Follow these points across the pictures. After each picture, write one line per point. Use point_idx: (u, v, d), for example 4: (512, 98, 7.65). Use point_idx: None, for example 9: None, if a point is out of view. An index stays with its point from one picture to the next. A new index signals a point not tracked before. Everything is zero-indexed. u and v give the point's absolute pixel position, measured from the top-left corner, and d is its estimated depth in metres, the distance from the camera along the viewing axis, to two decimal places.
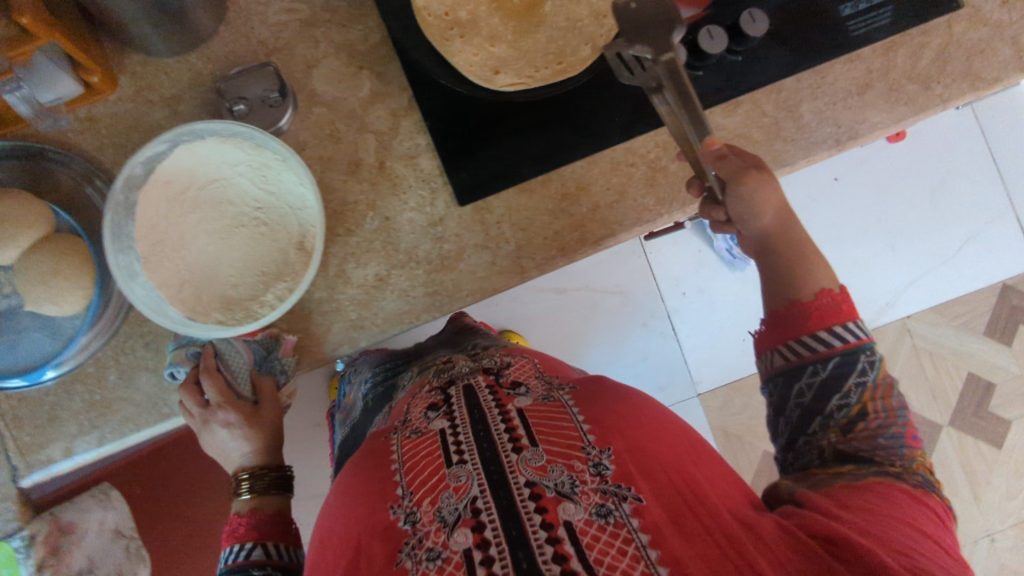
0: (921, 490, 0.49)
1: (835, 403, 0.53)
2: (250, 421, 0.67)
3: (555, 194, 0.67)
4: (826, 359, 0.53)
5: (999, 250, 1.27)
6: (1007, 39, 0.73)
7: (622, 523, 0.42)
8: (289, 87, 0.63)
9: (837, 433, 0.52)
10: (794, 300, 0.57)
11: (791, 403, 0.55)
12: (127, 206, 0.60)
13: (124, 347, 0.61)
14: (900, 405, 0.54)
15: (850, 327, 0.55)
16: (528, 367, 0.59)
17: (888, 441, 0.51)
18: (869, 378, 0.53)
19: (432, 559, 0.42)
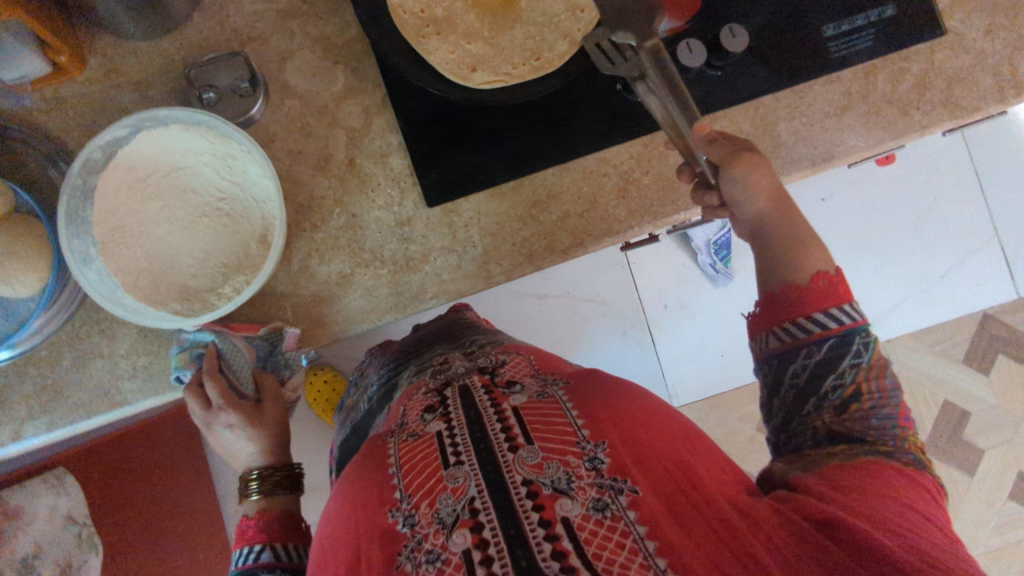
0: (915, 467, 0.45)
1: (829, 383, 0.48)
2: (252, 420, 0.68)
3: (525, 200, 0.66)
4: (821, 341, 0.49)
5: (979, 277, 1.33)
6: (990, 69, 0.72)
7: (619, 516, 0.40)
8: (259, 76, 0.62)
9: (830, 412, 0.48)
10: (790, 281, 0.52)
11: (783, 385, 0.50)
12: (85, 190, 0.58)
13: (81, 333, 0.63)
14: (894, 388, 0.49)
15: (846, 309, 0.50)
16: (524, 365, 0.56)
17: (881, 420, 0.47)
18: (864, 361, 0.49)
19: (430, 561, 0.39)
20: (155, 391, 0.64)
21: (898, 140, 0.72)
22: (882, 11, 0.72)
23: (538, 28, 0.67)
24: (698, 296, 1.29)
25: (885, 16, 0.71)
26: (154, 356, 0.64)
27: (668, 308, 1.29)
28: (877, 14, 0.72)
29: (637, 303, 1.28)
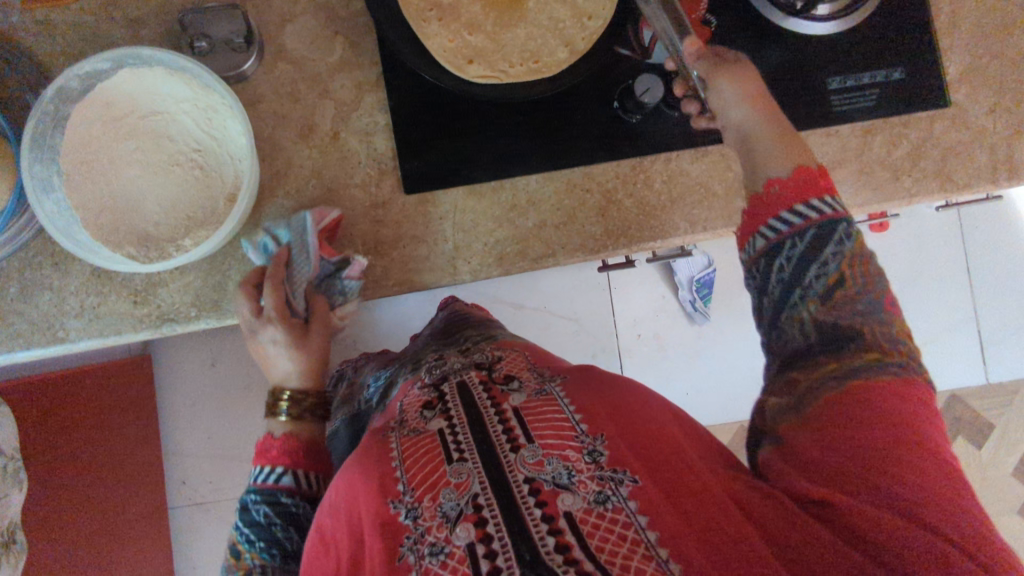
0: (906, 366, 0.44)
1: (813, 273, 0.48)
2: (299, 337, 0.59)
3: (504, 202, 0.66)
4: (803, 232, 0.49)
5: (950, 354, 1.33)
6: (986, 147, 0.72)
7: (620, 507, 0.40)
8: (255, 33, 0.62)
9: (816, 302, 0.47)
10: (775, 176, 0.52)
11: (771, 283, 0.50)
12: (57, 118, 0.57)
13: (30, 262, 0.61)
14: (878, 275, 0.49)
15: (828, 200, 0.50)
16: (520, 360, 0.56)
17: (865, 308, 0.47)
18: (847, 247, 0.48)
19: (434, 554, 0.39)
20: (98, 332, 0.61)
21: (885, 204, 0.72)
22: (889, 74, 0.71)
23: (542, 31, 0.63)
24: (674, 331, 1.28)
25: (892, 79, 0.71)
26: (104, 299, 0.62)
27: (641, 338, 1.28)
28: (884, 76, 0.71)
29: (612, 328, 1.27)
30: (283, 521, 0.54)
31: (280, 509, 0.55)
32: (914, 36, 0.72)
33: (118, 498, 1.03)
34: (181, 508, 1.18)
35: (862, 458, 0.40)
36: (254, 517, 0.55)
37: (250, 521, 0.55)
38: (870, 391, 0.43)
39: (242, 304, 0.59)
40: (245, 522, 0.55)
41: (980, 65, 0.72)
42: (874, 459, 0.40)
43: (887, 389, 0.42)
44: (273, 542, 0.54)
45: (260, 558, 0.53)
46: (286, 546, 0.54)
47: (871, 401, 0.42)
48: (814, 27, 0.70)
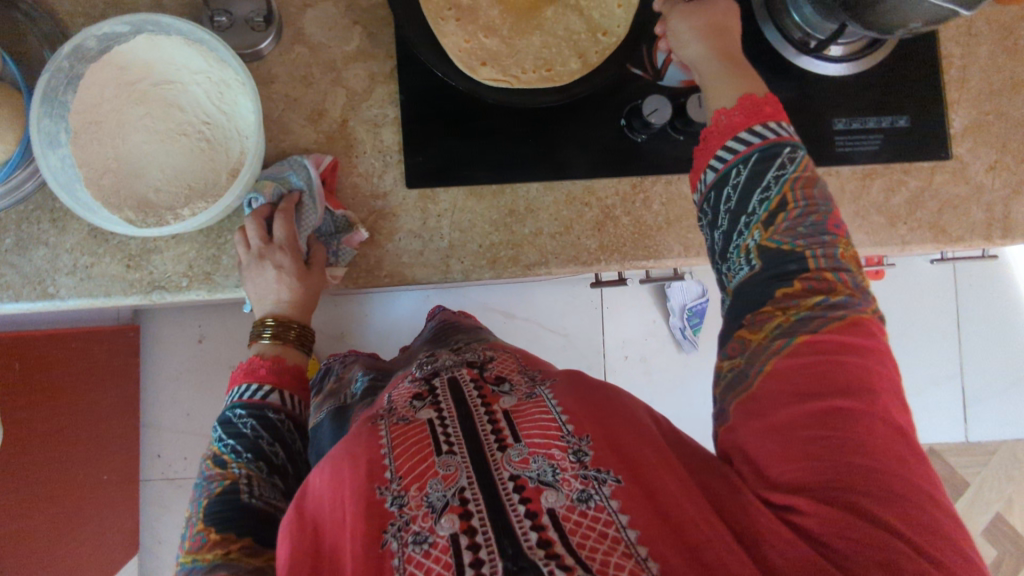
0: (845, 303, 0.46)
1: (756, 201, 0.49)
2: (300, 275, 0.62)
3: (503, 207, 0.67)
4: (747, 158, 0.50)
5: (934, 408, 1.33)
6: (983, 203, 0.73)
7: (602, 506, 0.41)
8: (274, 14, 0.63)
9: (760, 230, 0.48)
10: (721, 107, 0.53)
11: (720, 212, 0.51)
12: (70, 77, 0.58)
13: (28, 216, 0.61)
14: (823, 199, 0.50)
15: (773, 125, 0.51)
16: (511, 361, 0.57)
17: (809, 231, 0.48)
18: (789, 171, 0.50)
19: (417, 542, 0.40)
20: (88, 292, 0.62)
21: (879, 249, 0.72)
22: (894, 121, 0.72)
23: (557, 40, 0.66)
24: (661, 356, 1.28)
25: (896, 126, 0.72)
26: (98, 260, 0.62)
27: (628, 359, 1.27)
28: (889, 122, 0.72)
29: (599, 347, 1.27)
30: (269, 435, 0.59)
31: (267, 423, 0.59)
32: (923, 87, 0.73)
33: (88, 464, 1.02)
34: (151, 481, 1.18)
35: (820, 444, 0.41)
36: (240, 429, 0.58)
37: (235, 433, 0.58)
38: (817, 361, 0.43)
39: (250, 233, 0.61)
40: (230, 434, 0.58)
41: (985, 123, 0.73)
42: (833, 449, 0.41)
43: (834, 355, 0.44)
44: (260, 453, 0.57)
45: (246, 468, 0.56)
46: (270, 458, 0.58)
47: (823, 378, 0.43)
48: (824, 66, 0.71)
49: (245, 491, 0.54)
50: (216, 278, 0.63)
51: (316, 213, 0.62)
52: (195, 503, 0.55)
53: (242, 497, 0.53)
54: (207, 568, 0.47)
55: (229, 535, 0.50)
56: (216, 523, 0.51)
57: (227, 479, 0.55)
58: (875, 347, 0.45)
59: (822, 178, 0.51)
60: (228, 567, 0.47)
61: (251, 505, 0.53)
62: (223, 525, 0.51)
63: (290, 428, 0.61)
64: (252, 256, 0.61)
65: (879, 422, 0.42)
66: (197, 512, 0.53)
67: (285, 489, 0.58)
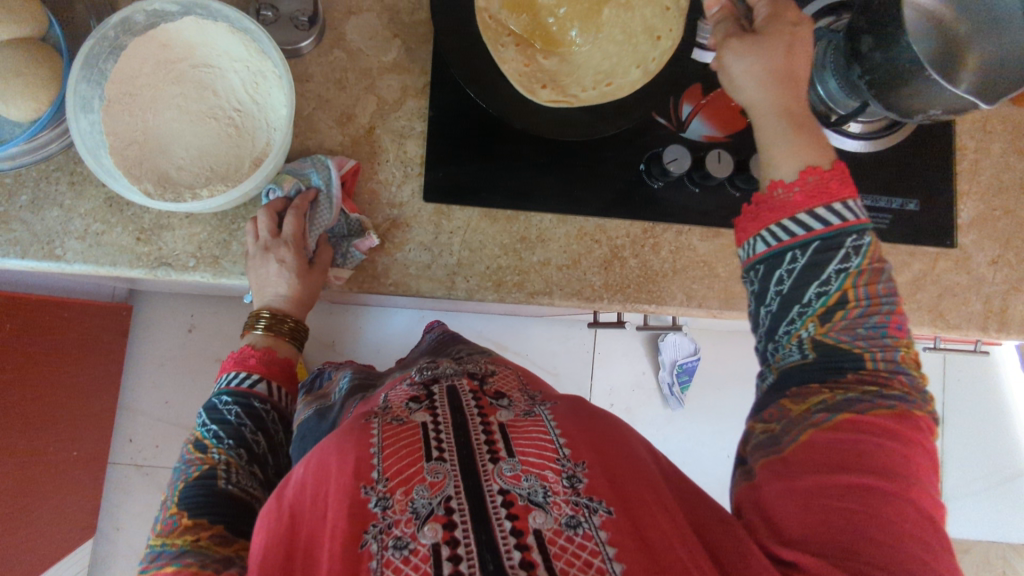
0: (901, 407, 0.47)
1: (813, 291, 0.50)
2: (301, 271, 0.63)
3: (515, 233, 0.67)
4: (806, 244, 0.50)
5: None
6: (981, 295, 0.74)
7: (590, 534, 0.43)
8: (319, 15, 0.64)
9: (815, 323, 0.49)
10: (779, 180, 0.52)
11: (769, 291, 0.52)
12: (113, 46, 0.59)
13: (48, 176, 0.62)
14: (886, 292, 0.50)
15: (838, 207, 0.50)
16: (509, 379, 0.61)
17: (869, 332, 0.49)
18: (852, 264, 0.49)
19: (397, 547, 0.41)
20: (93, 259, 0.62)
21: None
22: (904, 204, 0.74)
23: (617, 48, 0.63)
24: (646, 409, 1.28)
25: (906, 209, 0.74)
26: (109, 229, 0.62)
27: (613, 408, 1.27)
28: (900, 204, 0.74)
29: (586, 392, 1.27)
30: (252, 423, 0.61)
31: (251, 412, 0.61)
32: (936, 174, 0.74)
33: (58, 438, 1.01)
34: (118, 465, 1.16)
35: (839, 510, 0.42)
36: (224, 416, 0.60)
37: (218, 419, 0.60)
38: (856, 438, 0.45)
39: (260, 224, 0.61)
40: (214, 420, 0.60)
41: (992, 217, 0.75)
42: (852, 518, 0.42)
43: (876, 438, 0.45)
44: (241, 441, 0.59)
45: (227, 454, 0.58)
46: (252, 447, 0.60)
47: (859, 456, 0.44)
48: (842, 141, 0.72)
49: (223, 477, 0.56)
50: (224, 262, 0.64)
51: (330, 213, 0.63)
52: (172, 487, 0.56)
53: (219, 483, 0.55)
54: (175, 552, 0.49)
55: (202, 522, 0.52)
56: (189, 508, 0.53)
57: (206, 464, 0.57)
58: (914, 437, 0.46)
59: (888, 268, 0.51)
60: (197, 553, 0.49)
61: (226, 491, 0.55)
62: (196, 511, 0.53)
63: (274, 419, 0.63)
64: (258, 248, 0.62)
65: (902, 502, 0.42)
66: (173, 495, 0.55)
67: (263, 479, 0.60)
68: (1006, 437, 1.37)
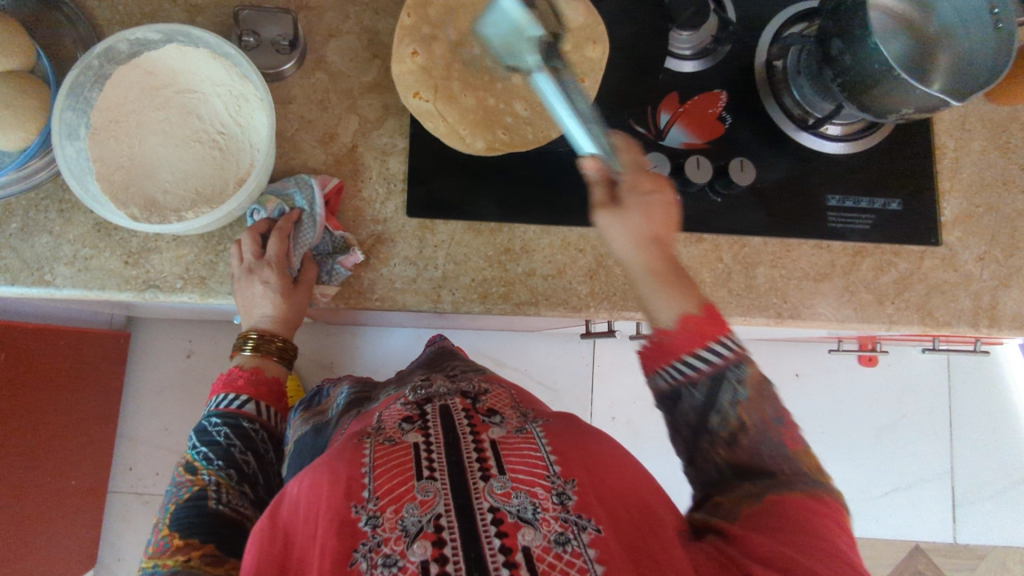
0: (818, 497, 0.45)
1: (715, 425, 0.48)
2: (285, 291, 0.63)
3: (499, 244, 0.68)
4: (697, 384, 0.48)
5: (921, 508, 1.38)
6: (970, 292, 0.73)
7: (578, 552, 0.43)
8: (299, 39, 0.66)
9: (724, 452, 0.48)
10: (658, 326, 0.50)
11: (678, 423, 0.50)
12: (99, 75, 0.61)
13: (38, 203, 0.63)
14: (778, 412, 0.48)
15: (717, 346, 0.48)
16: (502, 396, 0.62)
17: (774, 452, 0.47)
18: (741, 396, 0.48)
19: (387, 564, 0.42)
20: (82, 284, 0.62)
21: (865, 325, 0.72)
22: (886, 204, 0.73)
23: None
24: (649, 422, 1.33)
25: (889, 209, 0.73)
26: (97, 254, 0.63)
27: (614, 420, 1.32)
28: (882, 204, 0.73)
29: (588, 407, 1.32)
30: (241, 443, 0.61)
31: (240, 432, 0.62)
32: (917, 173, 0.74)
33: (55, 465, 1.02)
34: (119, 494, 1.18)
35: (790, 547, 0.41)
36: (214, 438, 0.61)
37: (208, 442, 0.60)
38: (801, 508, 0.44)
39: (244, 247, 0.62)
40: (204, 442, 0.60)
41: (977, 214, 0.74)
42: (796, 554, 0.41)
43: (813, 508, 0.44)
44: (230, 462, 0.60)
45: (216, 475, 0.58)
46: (241, 467, 0.61)
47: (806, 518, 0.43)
48: (821, 144, 0.73)
49: (213, 497, 0.56)
50: (211, 282, 0.64)
51: (314, 231, 0.63)
52: (164, 509, 0.57)
53: (209, 503, 0.56)
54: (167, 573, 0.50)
55: (194, 541, 0.52)
56: (180, 529, 0.53)
57: (196, 486, 0.57)
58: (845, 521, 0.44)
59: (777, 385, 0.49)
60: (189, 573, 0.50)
61: (217, 511, 0.55)
62: (188, 531, 0.53)
63: (263, 438, 0.65)
64: (242, 270, 0.62)
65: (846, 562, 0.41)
66: (164, 517, 0.56)
67: (254, 498, 0.60)
68: (1010, 439, 1.41)
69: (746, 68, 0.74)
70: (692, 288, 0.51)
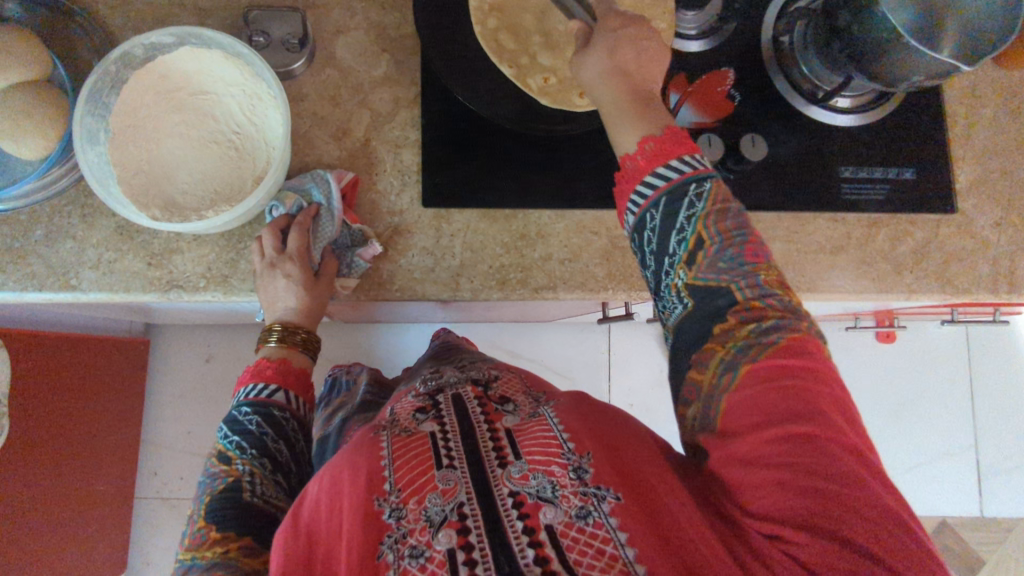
0: (783, 338, 0.45)
1: (674, 240, 0.49)
2: (309, 285, 0.64)
3: (515, 231, 0.68)
4: (657, 202, 0.50)
5: (946, 483, 1.38)
6: (989, 258, 0.73)
7: (600, 523, 0.44)
8: (309, 37, 0.67)
9: (684, 269, 0.49)
10: (625, 154, 0.52)
11: (646, 254, 0.51)
12: (115, 80, 0.62)
13: (60, 209, 0.64)
14: (738, 227, 0.49)
15: (676, 162, 0.50)
16: (513, 380, 0.62)
17: (729, 265, 0.48)
18: (699, 209, 0.49)
19: (414, 556, 0.43)
20: (108, 286, 0.64)
21: (884, 296, 0.72)
22: (900, 173, 0.73)
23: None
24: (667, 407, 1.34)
25: (903, 178, 0.73)
26: (121, 256, 0.64)
27: (633, 408, 1.33)
28: (896, 174, 0.73)
29: (605, 395, 1.33)
30: (273, 432, 0.61)
31: (272, 420, 0.61)
32: (929, 141, 0.74)
33: (83, 471, 1.03)
34: (146, 499, 1.20)
35: (791, 469, 0.41)
36: (246, 426, 0.60)
37: (240, 430, 0.60)
38: (771, 397, 0.43)
39: (265, 241, 0.63)
40: (236, 431, 0.60)
41: (991, 180, 0.74)
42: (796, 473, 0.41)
43: (784, 389, 0.43)
44: (264, 451, 0.59)
45: (250, 464, 0.58)
46: (275, 456, 0.60)
47: (785, 406, 0.42)
48: (833, 117, 0.73)
49: (247, 489, 0.56)
50: (233, 280, 0.65)
51: (334, 225, 0.64)
52: (199, 499, 0.57)
53: (244, 495, 0.56)
54: (206, 565, 0.50)
55: (229, 534, 0.53)
56: (216, 522, 0.54)
57: (230, 477, 0.57)
58: (818, 370, 0.44)
59: (737, 205, 0.50)
60: (225, 565, 0.50)
61: (252, 503, 0.56)
62: (223, 524, 0.53)
63: (295, 428, 0.63)
64: (265, 265, 0.63)
65: (839, 445, 0.42)
66: (199, 508, 0.56)
67: (287, 488, 0.60)
68: None
69: (753, 45, 0.74)
70: (656, 116, 0.53)
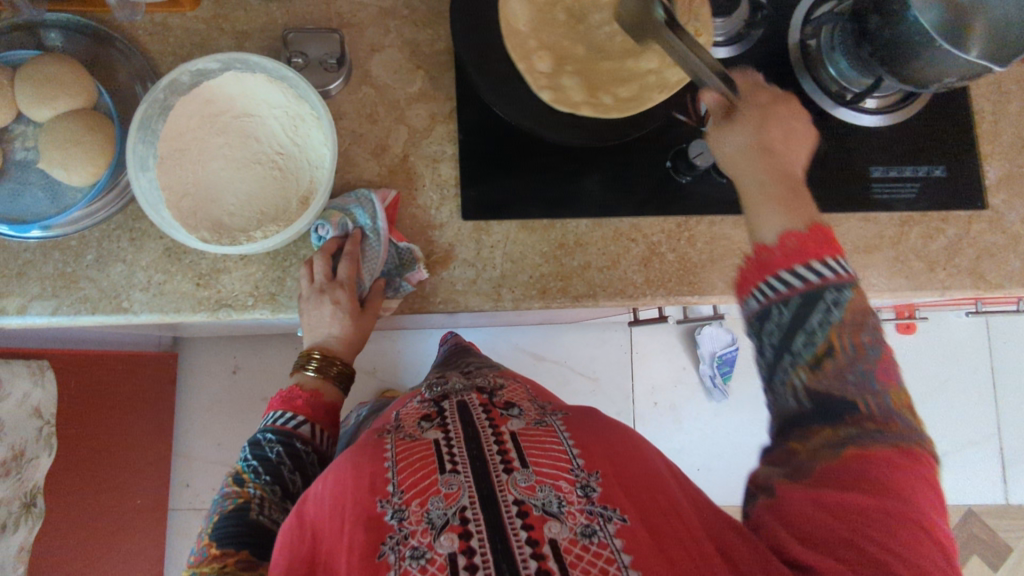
0: (896, 444, 0.44)
1: (801, 342, 0.47)
2: (353, 311, 0.66)
3: (553, 240, 0.69)
4: (788, 300, 0.48)
5: (970, 471, 1.39)
6: (1020, 253, 0.73)
7: (605, 543, 0.45)
8: (346, 56, 0.68)
9: (805, 371, 0.47)
10: (760, 242, 0.50)
11: (764, 343, 0.50)
12: (163, 107, 0.63)
13: (108, 232, 0.65)
14: (872, 341, 0.47)
15: (817, 264, 0.47)
16: (517, 389, 0.66)
17: (857, 381, 0.46)
18: (835, 318, 0.47)
19: (415, 557, 0.45)
20: (159, 308, 0.65)
21: (918, 293, 0.73)
22: (930, 171, 0.74)
23: None
24: (691, 403, 1.35)
25: (933, 176, 0.74)
26: (169, 278, 0.65)
27: (657, 406, 1.35)
28: (926, 172, 0.74)
29: (629, 394, 1.34)
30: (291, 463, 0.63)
31: (293, 451, 0.63)
32: (958, 139, 0.75)
33: (119, 488, 1.04)
34: (179, 511, 1.21)
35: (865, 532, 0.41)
36: (266, 453, 0.62)
37: (259, 455, 0.62)
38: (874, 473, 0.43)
39: (316, 266, 0.64)
40: (256, 455, 0.62)
41: (1020, 175, 0.75)
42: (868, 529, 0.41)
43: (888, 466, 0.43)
44: (278, 478, 0.61)
45: (262, 489, 0.60)
46: (288, 485, 0.62)
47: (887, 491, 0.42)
48: (857, 116, 0.74)
49: (256, 509, 0.58)
50: (280, 298, 0.67)
51: (380, 245, 0.65)
52: (209, 518, 0.59)
53: (251, 513, 0.58)
54: None
55: (230, 550, 0.55)
56: (219, 538, 0.56)
57: (241, 497, 0.59)
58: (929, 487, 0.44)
59: (875, 317, 0.48)
60: None
61: (258, 521, 0.57)
62: (226, 540, 0.56)
63: (313, 462, 0.65)
64: (312, 290, 0.64)
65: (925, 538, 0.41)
66: (208, 526, 0.58)
67: None
68: None
69: (781, 49, 0.75)
70: (801, 209, 0.50)
